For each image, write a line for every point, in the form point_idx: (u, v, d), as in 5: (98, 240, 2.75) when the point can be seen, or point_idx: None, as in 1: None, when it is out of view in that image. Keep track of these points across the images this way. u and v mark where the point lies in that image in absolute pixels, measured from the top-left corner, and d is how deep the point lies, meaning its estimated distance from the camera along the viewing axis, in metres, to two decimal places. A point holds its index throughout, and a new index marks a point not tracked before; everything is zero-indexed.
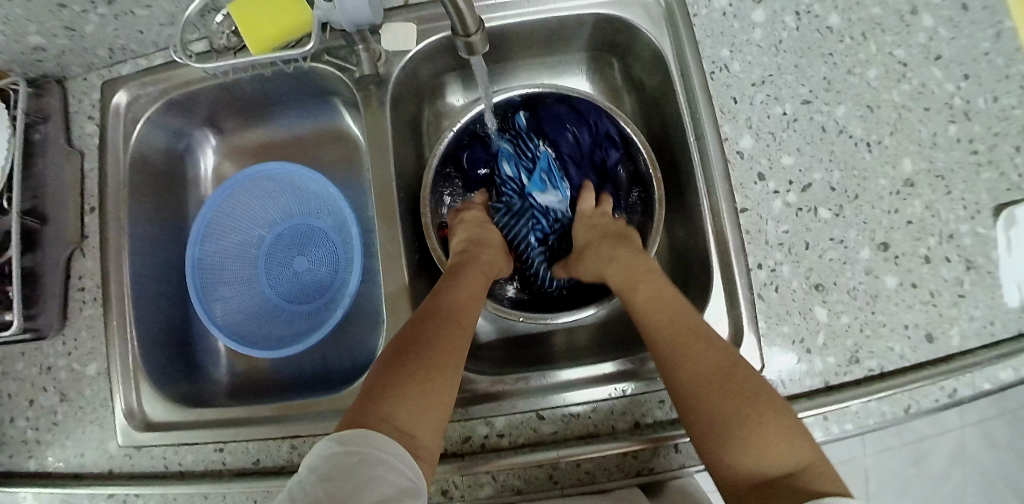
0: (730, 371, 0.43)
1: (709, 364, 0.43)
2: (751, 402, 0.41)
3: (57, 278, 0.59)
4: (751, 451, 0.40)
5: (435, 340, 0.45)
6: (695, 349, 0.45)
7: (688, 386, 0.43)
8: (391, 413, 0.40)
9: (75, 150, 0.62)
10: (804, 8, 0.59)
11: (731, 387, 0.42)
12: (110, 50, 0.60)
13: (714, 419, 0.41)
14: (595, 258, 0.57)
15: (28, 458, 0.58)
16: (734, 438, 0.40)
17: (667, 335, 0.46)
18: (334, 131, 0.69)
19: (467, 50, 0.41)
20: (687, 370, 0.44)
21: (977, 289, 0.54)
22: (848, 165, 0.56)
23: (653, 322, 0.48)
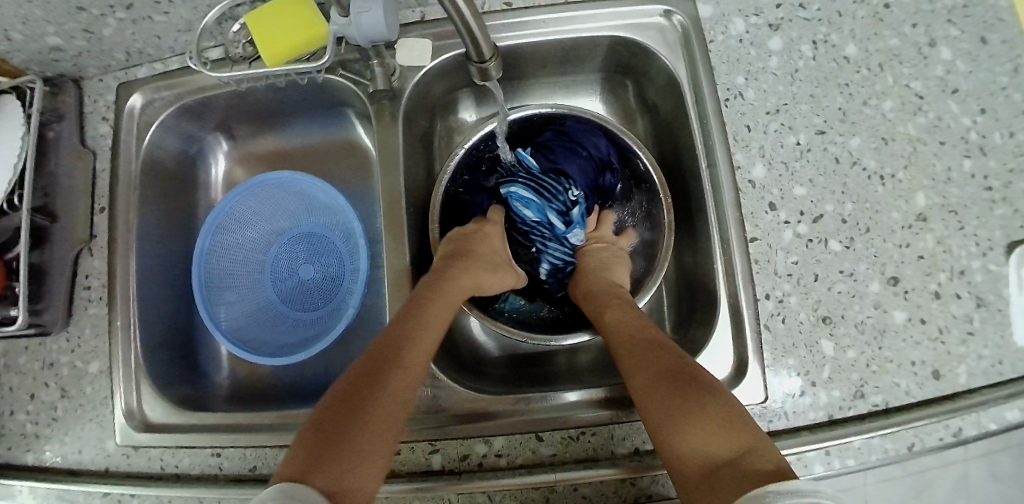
0: (681, 371, 0.43)
1: (661, 364, 0.44)
2: (697, 397, 0.40)
3: (64, 276, 0.60)
4: (694, 441, 0.38)
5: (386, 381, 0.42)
6: (650, 352, 0.45)
7: (640, 387, 0.43)
8: (325, 470, 0.36)
9: (88, 150, 0.62)
10: (821, 37, 0.59)
11: (679, 382, 0.42)
12: (127, 53, 0.60)
13: (661, 413, 0.41)
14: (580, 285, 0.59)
15: (27, 452, 0.59)
16: (677, 428, 0.39)
17: (626, 344, 0.48)
18: (346, 141, 0.69)
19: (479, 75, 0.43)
20: (642, 371, 0.44)
21: (986, 327, 0.54)
22: (860, 198, 0.56)
23: (616, 332, 0.49)
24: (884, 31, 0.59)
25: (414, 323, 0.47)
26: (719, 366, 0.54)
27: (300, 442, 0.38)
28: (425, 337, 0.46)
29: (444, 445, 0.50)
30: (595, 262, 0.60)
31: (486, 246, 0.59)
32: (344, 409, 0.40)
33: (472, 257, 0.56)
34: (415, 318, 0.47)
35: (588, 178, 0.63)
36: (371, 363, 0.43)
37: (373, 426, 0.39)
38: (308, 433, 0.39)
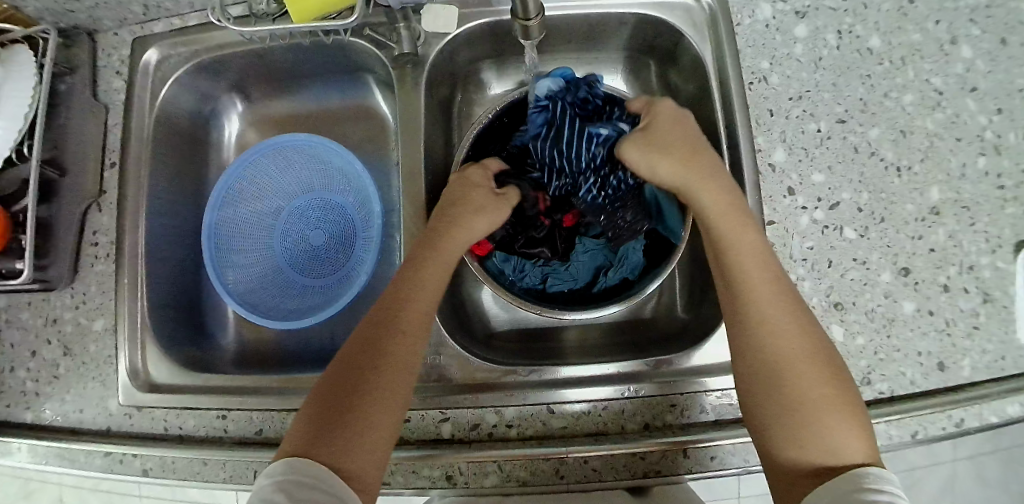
0: (818, 354, 0.41)
1: (801, 342, 0.41)
2: (832, 388, 0.40)
3: (72, 230, 0.59)
4: (821, 433, 0.39)
5: (384, 348, 0.43)
6: (789, 322, 0.42)
7: (783, 359, 0.41)
8: (328, 447, 0.39)
9: (100, 104, 0.61)
10: (846, 27, 0.59)
11: (816, 368, 0.41)
12: (145, 6, 0.59)
13: (803, 400, 0.40)
14: (669, 164, 0.47)
15: (26, 409, 0.58)
16: (807, 417, 0.40)
17: (769, 302, 0.43)
18: (363, 107, 0.68)
19: (522, 33, 0.40)
20: (783, 344, 0.42)
21: (992, 322, 0.55)
22: (877, 188, 0.56)
23: (744, 278, 0.44)
24: (908, 25, 0.60)
25: (407, 281, 0.46)
26: None
27: (304, 412, 0.41)
28: (418, 296, 0.46)
29: (454, 414, 0.51)
30: (678, 136, 0.49)
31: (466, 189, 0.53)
32: (343, 384, 0.42)
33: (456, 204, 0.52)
34: (408, 277, 0.46)
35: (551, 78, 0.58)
36: (369, 331, 0.44)
37: (375, 399, 0.41)
38: (312, 404, 0.42)
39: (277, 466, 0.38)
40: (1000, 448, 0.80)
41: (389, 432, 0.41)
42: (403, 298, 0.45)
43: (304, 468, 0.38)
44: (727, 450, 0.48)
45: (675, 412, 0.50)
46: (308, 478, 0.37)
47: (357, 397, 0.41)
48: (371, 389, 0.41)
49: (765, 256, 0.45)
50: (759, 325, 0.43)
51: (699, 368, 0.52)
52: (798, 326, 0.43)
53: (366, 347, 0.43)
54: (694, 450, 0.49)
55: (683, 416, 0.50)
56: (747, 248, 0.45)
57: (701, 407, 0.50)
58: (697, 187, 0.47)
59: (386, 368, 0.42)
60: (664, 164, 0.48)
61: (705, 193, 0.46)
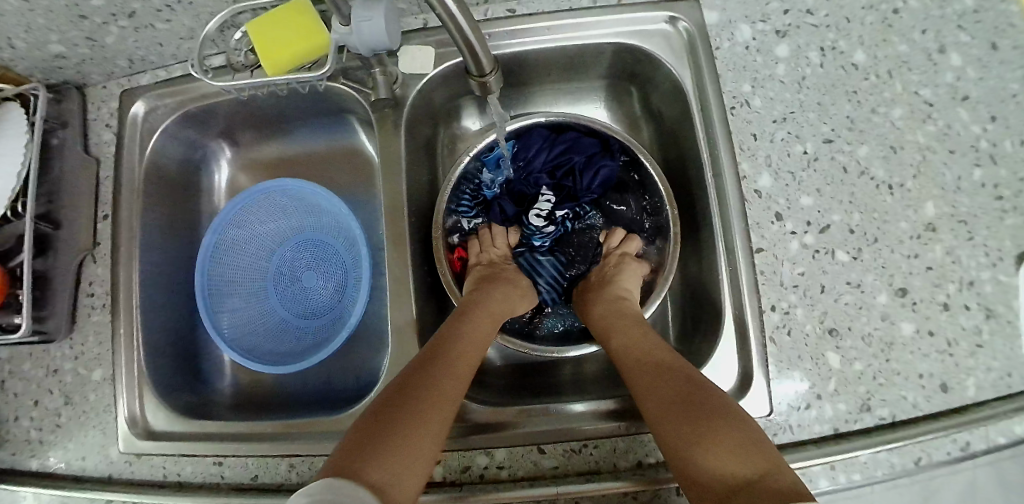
0: (696, 395, 0.43)
1: (672, 388, 0.44)
2: (714, 421, 0.40)
3: (68, 283, 0.60)
4: (712, 458, 0.38)
5: (435, 381, 0.45)
6: (656, 376, 0.46)
7: (667, 397, 0.43)
8: (371, 467, 0.37)
9: (91, 158, 0.62)
10: (829, 43, 0.58)
11: (690, 407, 0.42)
12: (130, 61, 0.60)
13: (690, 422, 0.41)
14: (593, 293, 0.59)
15: (31, 457, 0.59)
16: (686, 449, 0.39)
17: (638, 370, 0.48)
18: (350, 148, 0.69)
19: (479, 89, 0.43)
20: (654, 397, 0.44)
21: (996, 339, 0.53)
22: (869, 207, 0.55)
23: (622, 354, 0.50)
24: (893, 37, 0.59)
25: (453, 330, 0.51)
26: (724, 377, 0.54)
27: (352, 438, 0.40)
28: (466, 343, 0.50)
29: (446, 457, 0.51)
30: (595, 281, 0.61)
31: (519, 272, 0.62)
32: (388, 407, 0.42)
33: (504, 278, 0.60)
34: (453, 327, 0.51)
35: (487, 158, 0.64)
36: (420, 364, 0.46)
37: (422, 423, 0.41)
38: (356, 430, 0.41)
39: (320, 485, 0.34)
40: None
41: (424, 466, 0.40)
42: (452, 343, 0.49)
43: (349, 490, 0.34)
44: None
45: None
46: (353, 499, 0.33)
47: (404, 421, 0.41)
48: (417, 415, 0.41)
49: (641, 334, 0.51)
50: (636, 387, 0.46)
51: None
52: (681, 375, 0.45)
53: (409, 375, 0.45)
54: None
55: None
56: (629, 330, 0.52)
57: None
58: (603, 305, 0.57)
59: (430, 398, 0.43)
60: (586, 298, 0.60)
61: (601, 301, 0.57)
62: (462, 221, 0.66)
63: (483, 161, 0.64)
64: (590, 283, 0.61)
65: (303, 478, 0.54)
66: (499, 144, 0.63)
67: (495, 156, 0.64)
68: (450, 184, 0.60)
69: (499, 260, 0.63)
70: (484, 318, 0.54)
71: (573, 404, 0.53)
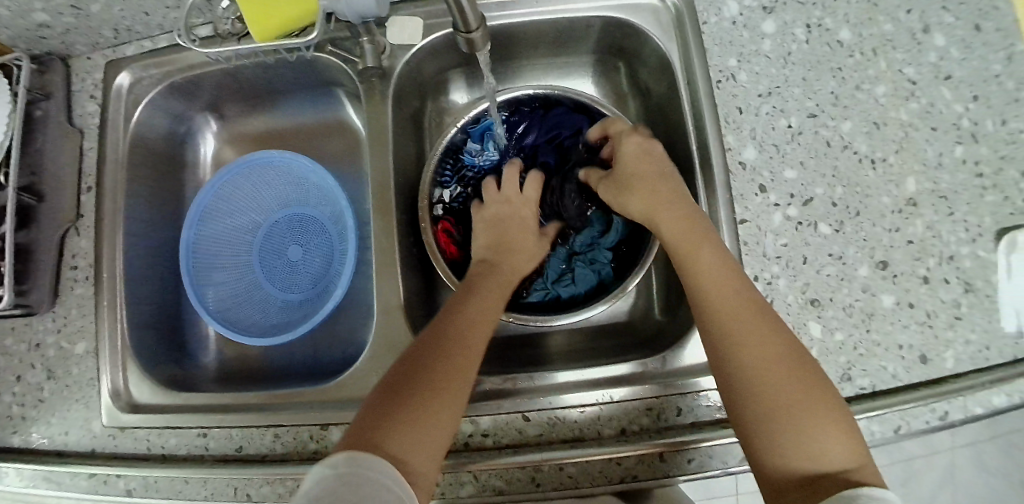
0: (801, 369, 0.43)
1: (779, 356, 0.44)
2: (812, 401, 0.42)
3: (51, 256, 0.59)
4: (815, 440, 0.41)
5: (455, 350, 0.46)
6: (760, 334, 0.45)
7: (771, 365, 0.43)
8: (389, 441, 0.40)
9: (75, 129, 0.61)
10: (815, 21, 0.59)
11: (796, 382, 0.43)
12: (115, 30, 0.60)
13: (796, 402, 0.42)
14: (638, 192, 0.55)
15: (13, 433, 0.58)
16: (788, 430, 0.41)
17: (737, 322, 0.45)
18: (338, 123, 0.70)
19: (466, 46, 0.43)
20: (755, 356, 0.44)
21: (974, 312, 0.54)
22: (852, 181, 0.56)
23: (713, 291, 0.47)
24: (879, 16, 0.60)
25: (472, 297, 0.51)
26: None
27: (378, 398, 0.43)
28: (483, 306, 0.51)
29: None
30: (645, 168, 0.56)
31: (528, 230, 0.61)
32: (410, 381, 0.43)
33: (517, 241, 0.59)
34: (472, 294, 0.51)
35: (474, 131, 0.65)
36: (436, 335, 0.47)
37: (434, 401, 0.43)
38: (382, 391, 0.44)
39: (341, 458, 0.38)
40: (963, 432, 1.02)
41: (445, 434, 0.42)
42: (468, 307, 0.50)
43: (364, 461, 0.38)
44: (704, 452, 0.50)
45: (651, 415, 0.51)
46: (367, 471, 0.37)
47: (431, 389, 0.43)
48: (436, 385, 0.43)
49: (724, 267, 0.48)
50: (736, 344, 0.45)
51: (676, 370, 0.53)
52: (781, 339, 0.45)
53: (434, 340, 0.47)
54: (671, 454, 0.50)
55: (659, 420, 0.51)
56: (716, 264, 0.48)
57: (678, 410, 0.51)
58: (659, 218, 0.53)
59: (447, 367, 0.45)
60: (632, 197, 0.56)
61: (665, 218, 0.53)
62: (445, 193, 0.66)
63: (469, 133, 0.65)
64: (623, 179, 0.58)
65: (288, 448, 0.54)
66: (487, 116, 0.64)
67: (482, 128, 0.65)
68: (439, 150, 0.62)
69: (501, 216, 0.61)
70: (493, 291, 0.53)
71: (560, 373, 0.54)
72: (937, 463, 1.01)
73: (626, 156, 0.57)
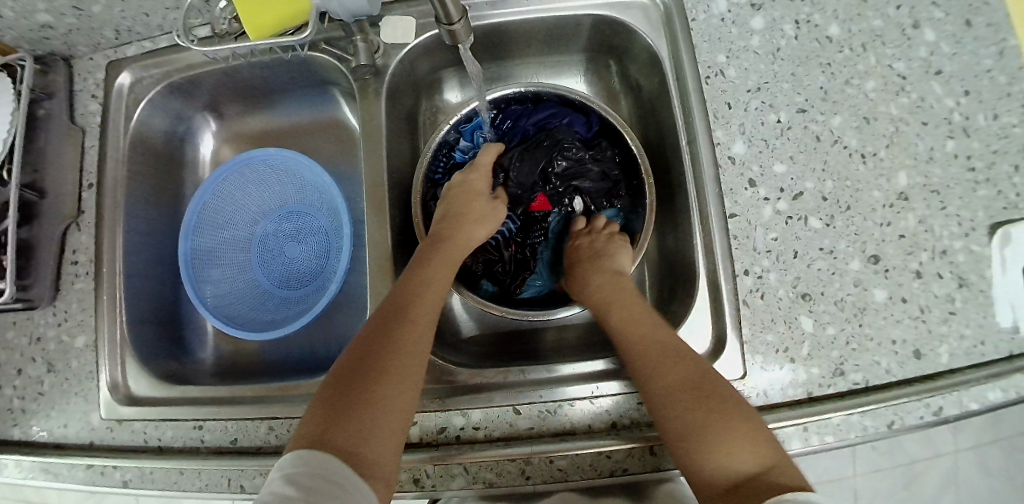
0: (709, 386, 0.46)
1: (688, 377, 0.46)
2: (718, 418, 0.44)
3: (51, 251, 0.60)
4: (730, 450, 0.43)
5: (392, 335, 0.47)
6: (668, 360, 0.48)
7: (679, 386, 0.46)
8: (332, 436, 0.42)
9: (77, 128, 0.63)
10: (804, 17, 0.60)
11: (711, 397, 0.45)
12: (116, 31, 0.61)
13: (706, 419, 0.44)
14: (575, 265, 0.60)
15: (13, 426, 0.59)
16: (707, 447, 0.43)
17: (649, 356, 0.48)
18: (335, 122, 0.71)
19: (450, 38, 0.43)
20: (662, 384, 0.47)
21: (969, 306, 0.54)
22: (842, 176, 0.56)
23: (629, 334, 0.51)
24: (868, 11, 0.60)
25: (417, 280, 0.52)
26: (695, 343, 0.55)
27: (324, 394, 0.45)
28: (425, 290, 0.51)
29: (423, 418, 0.52)
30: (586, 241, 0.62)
31: (473, 201, 0.61)
32: (354, 376, 0.45)
33: (463, 213, 0.59)
34: (416, 276, 0.52)
35: (465, 130, 0.66)
36: (376, 325, 0.49)
37: (374, 391, 0.44)
38: (329, 386, 0.46)
39: (290, 459, 0.41)
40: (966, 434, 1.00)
41: (397, 424, 0.44)
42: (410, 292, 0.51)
43: (314, 459, 0.40)
44: None
45: (642, 409, 0.51)
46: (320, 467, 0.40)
47: (369, 380, 0.45)
48: (375, 376, 0.45)
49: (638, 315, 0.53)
50: (647, 374, 0.48)
51: None
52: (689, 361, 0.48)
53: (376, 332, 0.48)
54: (661, 447, 0.50)
55: (650, 413, 0.51)
56: (627, 312, 0.53)
57: None
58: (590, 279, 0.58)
59: (388, 355, 0.46)
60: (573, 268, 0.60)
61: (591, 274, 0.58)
62: (439, 190, 0.67)
63: (462, 131, 0.66)
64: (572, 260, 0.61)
65: (282, 441, 0.54)
66: (479, 114, 0.65)
67: (473, 127, 0.67)
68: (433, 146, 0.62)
69: (454, 188, 0.62)
70: (436, 268, 0.54)
71: (563, 366, 0.54)
72: (940, 465, 1.00)
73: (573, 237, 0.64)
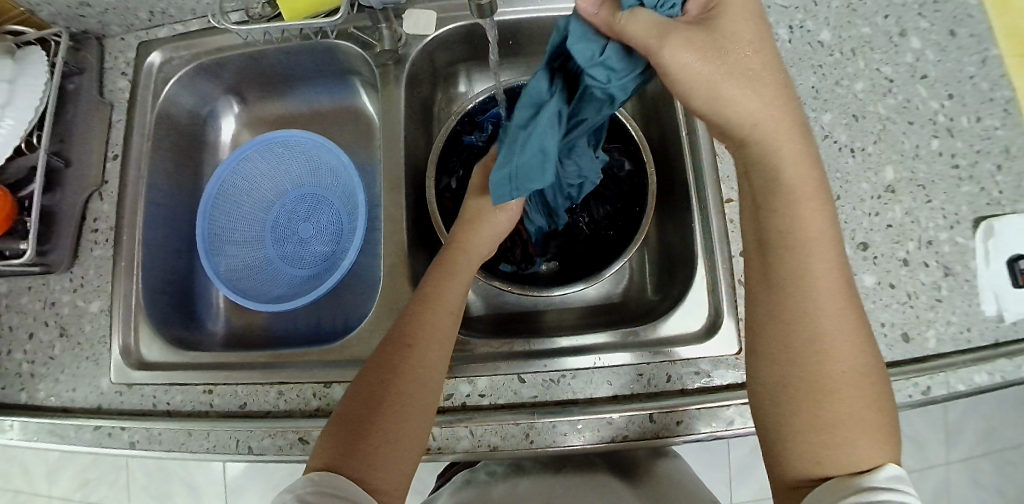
0: (869, 372, 0.41)
1: (857, 354, 0.41)
2: (876, 406, 0.40)
3: (73, 219, 0.62)
4: (856, 443, 0.39)
5: (404, 363, 0.46)
6: (847, 326, 0.41)
7: (848, 361, 0.41)
8: (344, 461, 0.41)
9: (106, 102, 0.65)
10: (797, 22, 0.64)
11: (866, 385, 0.41)
12: (150, 13, 0.64)
13: (852, 405, 0.40)
14: (754, 104, 0.42)
15: (20, 390, 0.60)
16: (831, 430, 0.40)
17: (829, 306, 0.41)
18: (352, 110, 0.74)
19: (477, 12, 0.47)
20: (841, 349, 0.41)
21: (954, 295, 0.56)
22: (831, 168, 0.60)
23: (817, 267, 0.42)
24: (857, 19, 0.64)
25: (426, 302, 0.49)
26: (693, 319, 0.56)
27: (337, 417, 0.45)
28: (436, 311, 0.49)
29: None
30: (745, 45, 0.42)
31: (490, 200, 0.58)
32: (365, 404, 0.44)
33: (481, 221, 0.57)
34: (426, 298, 0.50)
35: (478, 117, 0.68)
36: (389, 350, 0.47)
37: (384, 418, 0.43)
38: (342, 410, 0.45)
39: (300, 480, 0.40)
40: (994, 450, 1.01)
41: (407, 451, 0.43)
42: (423, 314, 0.48)
43: (325, 479, 0.40)
44: (692, 415, 0.51)
45: (642, 380, 0.53)
46: (329, 486, 0.39)
47: (381, 408, 0.44)
48: (386, 403, 0.44)
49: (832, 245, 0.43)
50: (818, 331, 0.41)
51: (663, 339, 0.56)
52: (857, 335, 0.42)
53: (388, 357, 0.46)
54: (661, 415, 0.51)
55: (650, 385, 0.53)
56: (823, 234, 0.43)
57: (668, 377, 0.53)
58: (772, 145, 0.43)
59: (399, 381, 0.45)
60: (733, 100, 0.41)
61: (788, 162, 0.43)
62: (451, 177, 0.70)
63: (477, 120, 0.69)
64: (717, 41, 0.42)
65: (291, 406, 0.55)
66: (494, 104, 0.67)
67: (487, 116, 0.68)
68: (448, 130, 0.65)
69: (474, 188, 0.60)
70: (453, 289, 0.51)
71: (565, 339, 0.56)
72: (932, 475, 1.01)
73: (733, 26, 0.42)
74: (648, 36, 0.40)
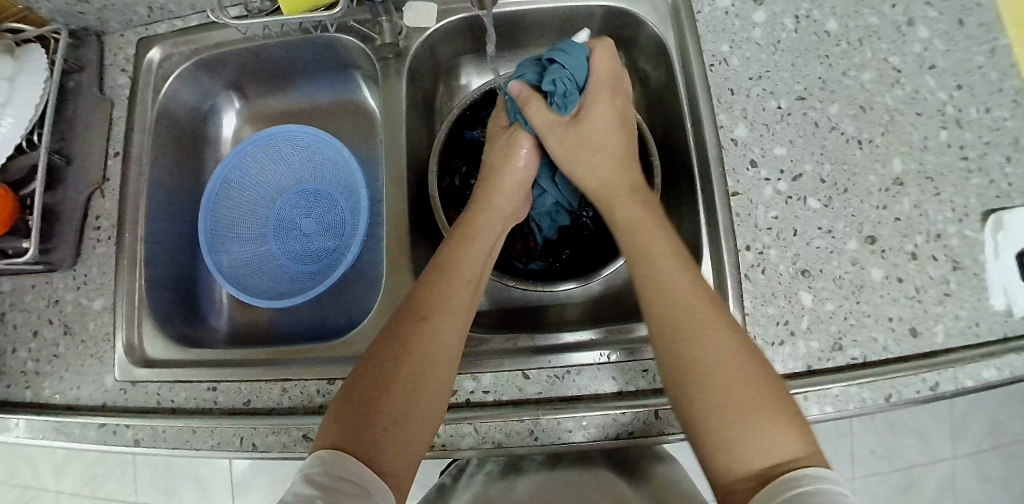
0: (743, 360, 0.41)
1: (723, 345, 0.42)
2: (764, 390, 0.40)
3: (75, 217, 0.62)
4: (757, 433, 0.39)
5: (414, 337, 0.45)
6: (707, 320, 0.43)
7: (714, 354, 0.41)
8: (353, 439, 0.40)
9: (106, 99, 0.65)
10: (804, 12, 0.63)
11: (746, 372, 0.41)
12: (149, 9, 0.64)
13: (740, 395, 0.40)
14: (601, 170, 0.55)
15: (25, 389, 0.60)
16: (730, 427, 0.39)
17: (678, 310, 0.44)
18: (353, 105, 0.74)
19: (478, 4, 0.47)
20: (704, 346, 0.42)
21: (963, 289, 0.56)
22: (839, 160, 0.59)
23: (660, 276, 0.46)
24: (864, 9, 0.63)
25: (437, 276, 0.49)
26: None
27: (345, 395, 0.44)
28: (449, 285, 0.48)
29: None
30: (598, 124, 0.56)
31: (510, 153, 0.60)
32: (376, 381, 0.43)
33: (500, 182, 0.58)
34: (436, 273, 0.49)
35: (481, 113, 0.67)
36: (400, 324, 0.46)
37: (394, 395, 0.43)
38: (350, 388, 0.44)
39: (308, 460, 0.39)
40: (1002, 443, 1.01)
41: (418, 429, 0.43)
42: (434, 289, 0.48)
43: (335, 460, 0.39)
44: None
45: (647, 376, 0.53)
46: (339, 469, 0.38)
47: (392, 385, 0.43)
48: (396, 381, 0.43)
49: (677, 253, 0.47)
50: (681, 334, 0.43)
51: None
52: (722, 325, 0.43)
53: (400, 331, 0.46)
54: (666, 411, 0.51)
55: (654, 381, 0.53)
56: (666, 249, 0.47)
57: None
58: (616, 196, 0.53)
59: (410, 357, 0.44)
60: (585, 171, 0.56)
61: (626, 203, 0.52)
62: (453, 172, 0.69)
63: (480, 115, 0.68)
64: (581, 124, 0.56)
65: (295, 402, 0.55)
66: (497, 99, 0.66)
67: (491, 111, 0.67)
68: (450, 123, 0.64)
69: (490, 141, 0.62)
70: (464, 264, 0.50)
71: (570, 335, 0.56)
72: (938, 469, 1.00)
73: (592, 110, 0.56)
74: (540, 123, 0.56)
